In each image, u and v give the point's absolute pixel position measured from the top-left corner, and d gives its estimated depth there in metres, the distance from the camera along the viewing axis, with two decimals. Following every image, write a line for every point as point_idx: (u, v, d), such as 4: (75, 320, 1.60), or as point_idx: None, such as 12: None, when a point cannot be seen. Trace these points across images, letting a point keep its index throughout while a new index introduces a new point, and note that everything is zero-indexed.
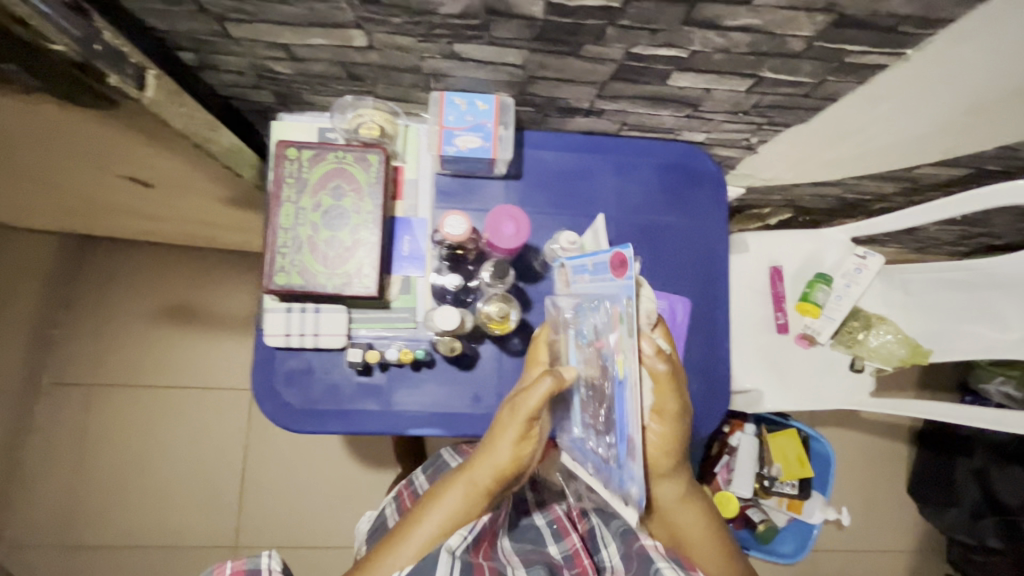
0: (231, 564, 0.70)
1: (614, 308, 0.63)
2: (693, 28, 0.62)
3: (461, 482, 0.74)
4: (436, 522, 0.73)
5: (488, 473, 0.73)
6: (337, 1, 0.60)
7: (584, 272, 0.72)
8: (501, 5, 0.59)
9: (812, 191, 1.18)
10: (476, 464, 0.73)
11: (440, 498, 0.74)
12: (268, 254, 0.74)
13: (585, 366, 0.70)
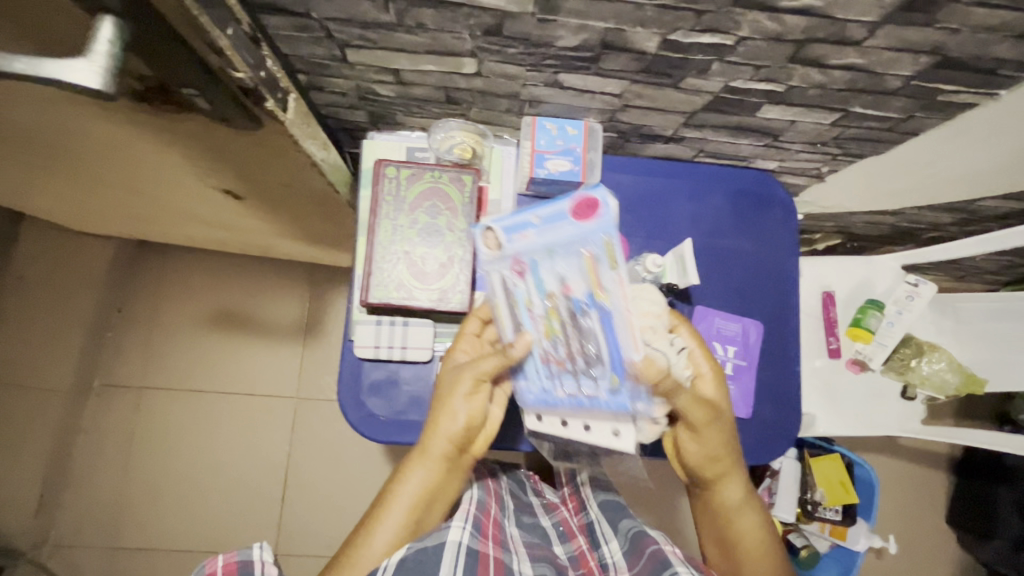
0: (222, 558, 0.63)
1: (591, 246, 0.59)
2: (797, 66, 0.65)
3: (420, 458, 0.74)
4: (405, 504, 0.72)
5: (442, 440, 0.73)
6: (460, 32, 0.63)
7: (527, 227, 0.63)
8: (618, 40, 0.62)
9: (867, 219, 1.20)
10: (431, 436, 0.73)
11: (403, 480, 0.74)
12: (368, 269, 0.77)
13: (547, 321, 0.66)
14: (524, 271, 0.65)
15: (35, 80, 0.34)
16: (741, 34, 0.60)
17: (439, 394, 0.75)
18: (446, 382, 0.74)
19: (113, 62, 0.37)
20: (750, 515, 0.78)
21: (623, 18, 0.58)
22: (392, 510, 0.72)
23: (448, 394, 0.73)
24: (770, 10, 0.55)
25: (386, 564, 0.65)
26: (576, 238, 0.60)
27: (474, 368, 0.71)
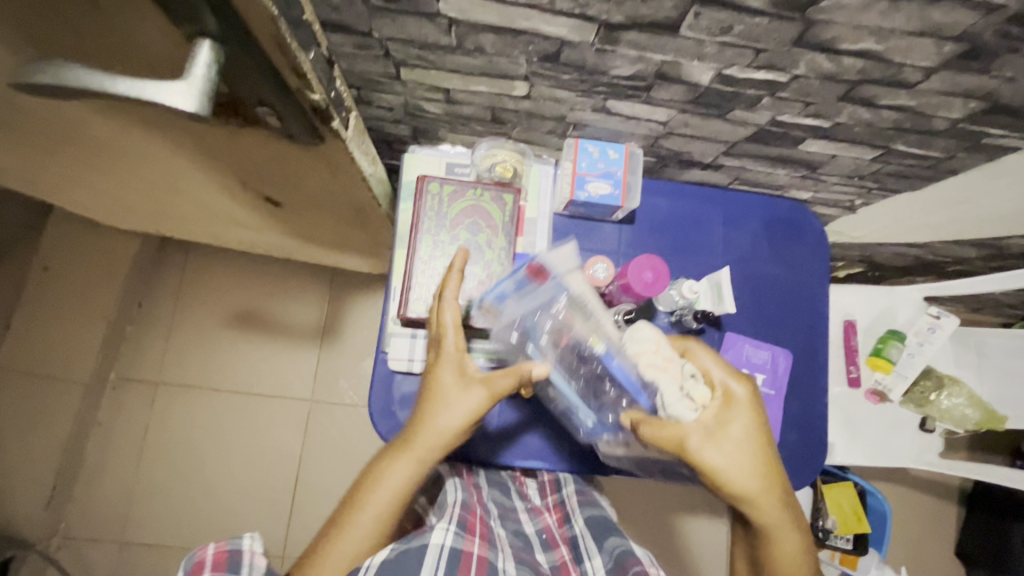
0: (213, 548, 0.57)
1: (562, 307, 0.73)
2: (847, 104, 0.65)
3: (402, 459, 0.68)
4: (381, 506, 0.66)
5: (434, 447, 0.69)
6: (517, 57, 0.64)
7: (506, 295, 0.75)
8: (674, 71, 0.63)
9: (892, 250, 1.21)
10: (419, 437, 0.68)
11: (381, 479, 0.67)
12: (408, 284, 0.79)
13: (561, 360, 0.75)
14: (523, 333, 0.76)
15: (138, 102, 0.35)
16: (797, 72, 0.60)
17: (433, 394, 0.70)
18: (447, 385, 0.69)
19: (208, 85, 0.38)
20: (795, 533, 0.69)
21: (681, 52, 0.59)
22: (366, 513, 0.66)
23: (450, 399, 0.69)
24: (830, 51, 0.56)
25: (369, 562, 0.62)
26: (546, 294, 0.73)
27: (491, 385, 0.69)
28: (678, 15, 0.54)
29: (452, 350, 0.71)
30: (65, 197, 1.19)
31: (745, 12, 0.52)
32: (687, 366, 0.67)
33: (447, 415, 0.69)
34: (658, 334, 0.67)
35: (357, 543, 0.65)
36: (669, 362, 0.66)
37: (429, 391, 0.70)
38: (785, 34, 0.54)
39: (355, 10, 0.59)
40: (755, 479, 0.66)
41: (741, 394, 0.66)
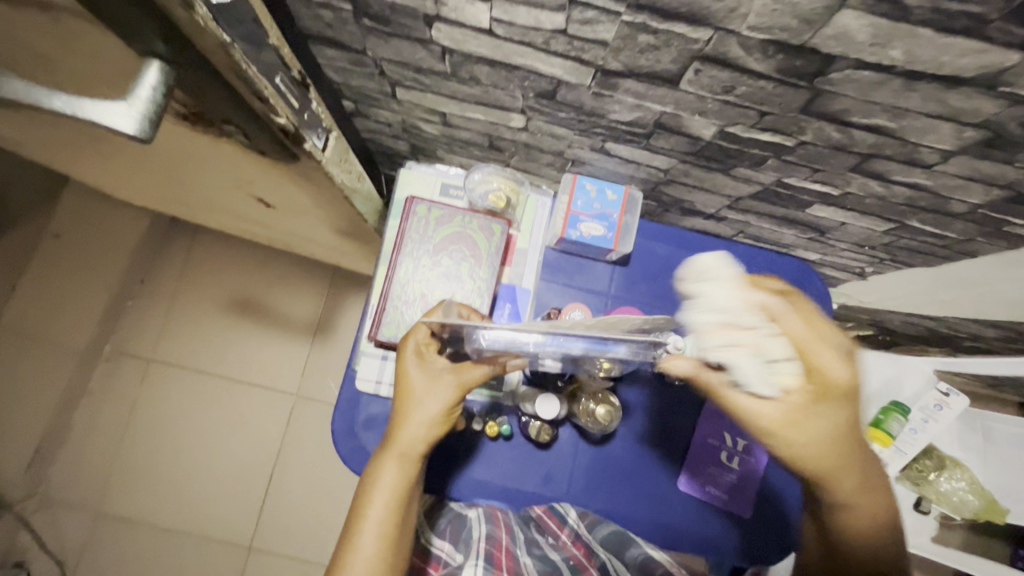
0: None
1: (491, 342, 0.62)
2: (857, 176, 0.61)
3: (392, 462, 0.65)
4: (381, 512, 0.62)
5: (420, 440, 0.65)
6: (512, 90, 0.62)
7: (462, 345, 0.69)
8: (673, 122, 0.60)
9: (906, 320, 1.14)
10: (401, 434, 0.65)
11: (375, 487, 0.63)
12: (383, 306, 0.77)
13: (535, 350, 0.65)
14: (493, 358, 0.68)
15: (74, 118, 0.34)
16: (804, 137, 0.56)
17: (403, 393, 0.67)
18: (413, 379, 0.66)
19: (154, 109, 0.36)
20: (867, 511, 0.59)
21: (683, 105, 0.56)
22: (368, 522, 0.62)
23: (417, 390, 0.66)
24: (839, 123, 0.52)
25: None
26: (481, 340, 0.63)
27: (460, 377, 0.67)
28: (678, 69, 0.50)
29: (409, 346, 0.67)
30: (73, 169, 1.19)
31: (748, 74, 0.49)
32: (779, 339, 0.51)
33: (422, 406, 0.66)
34: (739, 298, 0.51)
35: (366, 557, 0.60)
36: (755, 330, 0.50)
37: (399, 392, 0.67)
38: (792, 99, 0.51)
39: (348, 29, 0.57)
40: (828, 462, 0.55)
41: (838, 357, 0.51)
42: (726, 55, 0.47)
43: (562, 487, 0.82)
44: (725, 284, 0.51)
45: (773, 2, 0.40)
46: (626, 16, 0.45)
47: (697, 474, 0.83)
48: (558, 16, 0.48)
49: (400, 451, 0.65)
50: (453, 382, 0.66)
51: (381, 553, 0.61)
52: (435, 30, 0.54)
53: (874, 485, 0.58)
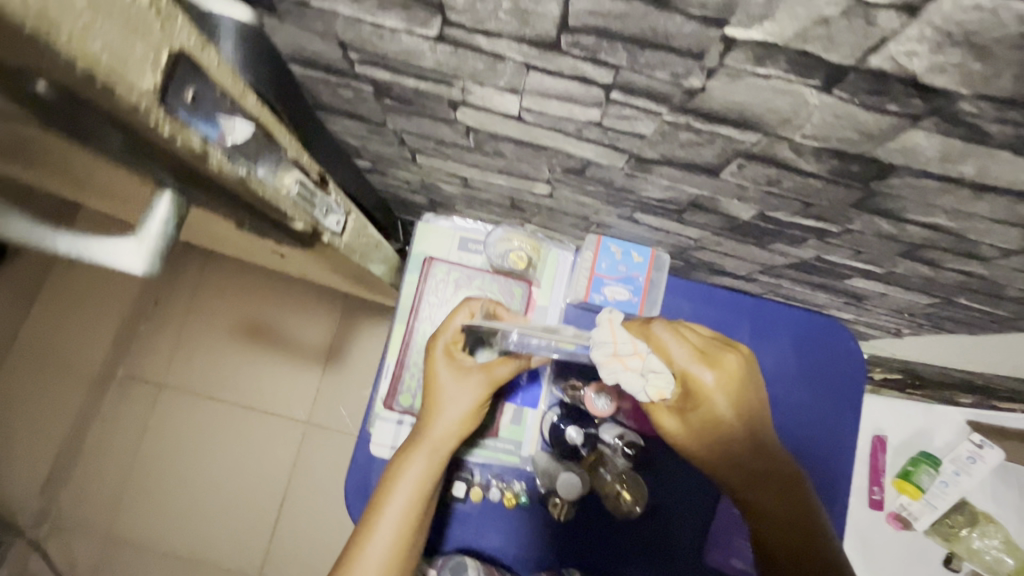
0: None
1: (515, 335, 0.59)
2: (905, 260, 0.58)
3: (420, 456, 0.63)
4: (404, 502, 0.60)
5: (452, 437, 0.64)
6: (538, 164, 0.59)
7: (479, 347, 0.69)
8: (708, 203, 0.57)
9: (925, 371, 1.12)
10: (431, 430, 0.64)
11: (401, 477, 0.61)
12: (400, 372, 0.78)
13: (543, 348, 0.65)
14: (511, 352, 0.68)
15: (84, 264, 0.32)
16: (851, 225, 0.53)
17: (432, 388, 0.65)
18: (444, 376, 0.65)
19: (166, 240, 0.33)
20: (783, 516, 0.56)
21: (722, 190, 0.52)
22: (388, 512, 0.59)
23: (451, 384, 0.65)
24: (893, 218, 0.49)
25: None
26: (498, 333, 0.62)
27: (490, 373, 0.66)
28: (719, 162, 0.47)
29: (439, 344, 0.66)
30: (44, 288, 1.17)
31: (797, 173, 0.45)
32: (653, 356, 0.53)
33: (452, 402, 0.64)
34: (618, 325, 0.52)
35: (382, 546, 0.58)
36: (636, 359, 0.51)
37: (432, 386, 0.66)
38: (843, 196, 0.47)
39: (369, 106, 0.54)
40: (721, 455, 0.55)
41: (715, 355, 0.55)
42: (774, 155, 0.43)
43: (580, 558, 0.77)
44: (605, 318, 0.52)
45: (834, 118, 0.36)
46: (667, 115, 0.42)
47: (719, 546, 0.77)
48: (592, 110, 0.44)
49: (430, 446, 0.64)
50: (484, 379, 0.65)
51: (397, 547, 0.59)
52: (460, 112, 0.51)
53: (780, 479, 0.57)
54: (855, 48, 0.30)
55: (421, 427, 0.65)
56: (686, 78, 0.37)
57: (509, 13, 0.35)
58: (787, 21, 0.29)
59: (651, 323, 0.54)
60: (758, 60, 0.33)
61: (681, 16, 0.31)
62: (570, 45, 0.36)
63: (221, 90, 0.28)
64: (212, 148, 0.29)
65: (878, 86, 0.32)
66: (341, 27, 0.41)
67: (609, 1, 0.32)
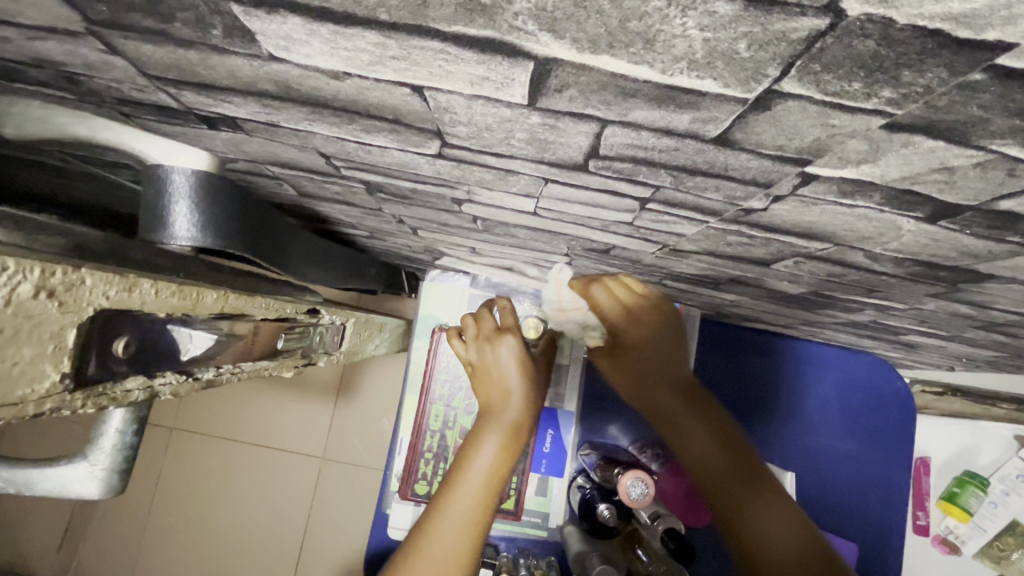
0: None
1: None
2: (980, 329, 0.50)
3: (494, 432, 0.55)
4: (486, 471, 0.52)
5: (526, 409, 0.57)
6: (556, 243, 0.52)
7: None
8: (752, 280, 0.50)
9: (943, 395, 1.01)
10: (504, 408, 0.56)
11: (477, 450, 0.54)
12: (414, 458, 0.72)
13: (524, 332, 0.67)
14: None
15: (34, 498, 0.27)
16: (919, 306, 0.46)
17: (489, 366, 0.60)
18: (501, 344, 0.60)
19: (126, 453, 0.28)
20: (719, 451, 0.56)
21: (771, 274, 0.46)
22: (469, 482, 0.51)
23: (510, 355, 0.59)
24: (976, 305, 0.41)
25: None
26: None
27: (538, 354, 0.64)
28: (772, 258, 0.40)
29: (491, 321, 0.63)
30: (18, 454, 1.09)
31: (866, 271, 0.38)
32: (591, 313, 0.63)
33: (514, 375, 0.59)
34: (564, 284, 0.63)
35: (462, 523, 0.49)
36: (578, 312, 0.64)
37: (483, 368, 0.60)
38: (919, 289, 0.40)
39: (361, 197, 0.48)
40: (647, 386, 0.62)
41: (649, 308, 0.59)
42: (842, 259, 0.37)
43: None
44: (554, 278, 0.62)
45: (931, 240, 0.30)
46: (714, 224, 0.35)
47: None
48: (624, 214, 0.38)
49: (503, 422, 0.56)
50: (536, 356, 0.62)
51: (476, 525, 0.50)
52: (465, 207, 0.44)
53: (712, 421, 0.58)
54: (980, 194, 0.23)
55: (489, 405, 0.58)
56: (746, 201, 0.30)
57: (524, 141, 0.28)
58: (894, 166, 0.22)
59: (591, 283, 0.60)
60: (843, 193, 0.26)
61: (750, 154, 0.24)
62: (600, 167, 0.29)
63: (166, 314, 0.22)
64: (164, 380, 0.23)
65: (998, 223, 0.26)
66: (321, 143, 0.34)
67: (654, 137, 0.25)
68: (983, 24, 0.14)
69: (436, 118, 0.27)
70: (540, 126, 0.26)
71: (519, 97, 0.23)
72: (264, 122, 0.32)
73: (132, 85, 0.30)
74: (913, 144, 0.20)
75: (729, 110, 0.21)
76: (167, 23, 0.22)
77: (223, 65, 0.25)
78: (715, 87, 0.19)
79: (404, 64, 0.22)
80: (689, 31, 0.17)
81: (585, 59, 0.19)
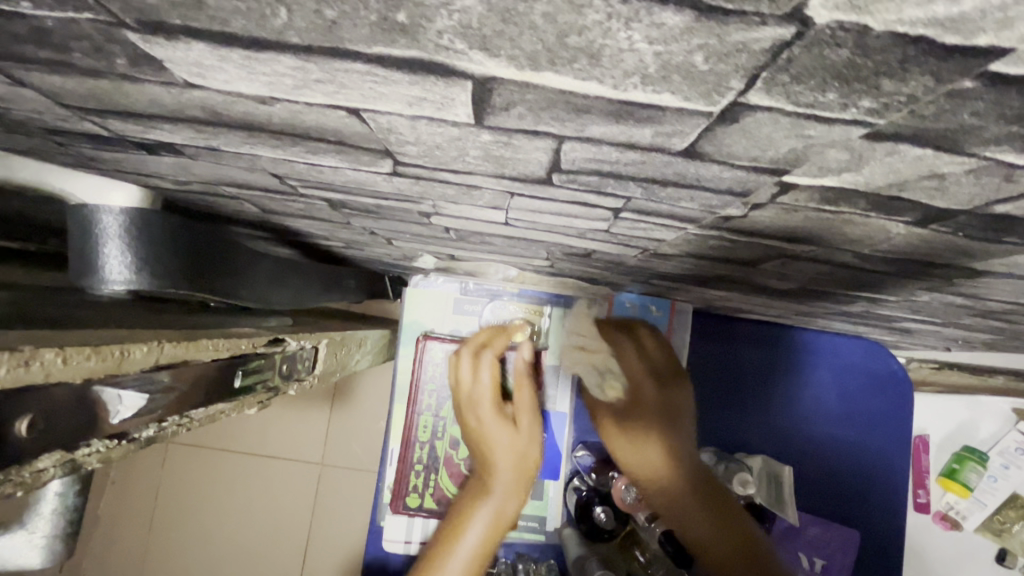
0: None
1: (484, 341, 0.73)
2: (977, 317, 0.49)
3: (482, 510, 0.53)
4: (468, 556, 0.50)
5: (517, 490, 0.55)
6: (534, 250, 0.50)
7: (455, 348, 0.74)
8: (739, 278, 0.47)
9: (941, 369, 0.97)
10: (495, 480, 0.55)
11: (462, 534, 0.52)
12: (404, 471, 0.71)
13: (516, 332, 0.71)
14: None
15: None
16: (912, 299, 0.44)
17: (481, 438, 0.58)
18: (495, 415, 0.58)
19: None
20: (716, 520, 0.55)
21: (758, 273, 0.44)
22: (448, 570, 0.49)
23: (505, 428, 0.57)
24: (973, 297, 0.40)
25: None
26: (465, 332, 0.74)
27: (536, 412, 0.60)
28: (757, 259, 0.38)
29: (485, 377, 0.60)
30: None
31: (855, 269, 0.36)
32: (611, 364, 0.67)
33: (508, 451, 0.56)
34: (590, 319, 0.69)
35: None
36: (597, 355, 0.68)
37: (477, 433, 0.58)
38: (911, 284, 0.38)
39: (325, 212, 0.46)
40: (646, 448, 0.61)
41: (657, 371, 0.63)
42: (829, 258, 0.35)
43: None
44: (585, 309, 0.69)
45: (922, 241, 0.28)
46: (693, 230, 0.33)
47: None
48: (599, 223, 0.35)
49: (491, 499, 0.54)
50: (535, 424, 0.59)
51: None
52: (434, 219, 0.42)
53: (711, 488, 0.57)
54: (975, 198, 0.21)
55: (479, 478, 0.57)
56: (723, 208, 0.28)
57: (480, 158, 0.26)
58: (878, 174, 0.20)
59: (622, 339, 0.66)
60: (827, 201, 0.24)
61: (720, 165, 0.22)
62: (565, 181, 0.27)
63: (82, 379, 0.20)
64: (88, 450, 0.21)
65: (994, 226, 0.24)
66: (269, 165, 0.32)
67: (617, 151, 0.22)
68: (973, 29, 0.12)
69: (381, 138, 0.25)
70: (493, 144, 0.23)
71: (463, 116, 0.21)
72: (204, 147, 0.30)
73: (54, 115, 0.28)
74: (898, 153, 0.18)
75: (694, 124, 0.19)
76: (65, 54, 0.20)
77: (139, 93, 0.23)
78: (675, 101, 0.17)
79: (332, 87, 0.20)
80: (636, 45, 0.15)
81: (527, 77, 0.17)
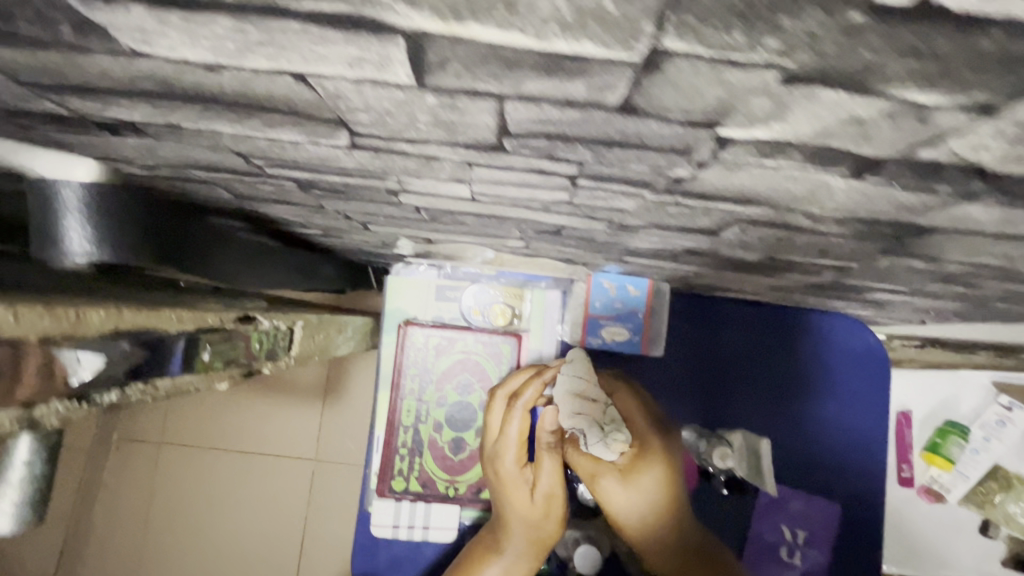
0: None
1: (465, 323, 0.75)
2: (940, 282, 0.50)
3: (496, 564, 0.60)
4: None
5: (529, 544, 0.61)
6: (505, 228, 0.50)
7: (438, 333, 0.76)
8: (707, 250, 0.48)
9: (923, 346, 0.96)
10: (510, 539, 0.60)
11: None
12: (389, 455, 0.72)
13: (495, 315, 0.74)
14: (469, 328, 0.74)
15: None
16: (875, 264, 0.45)
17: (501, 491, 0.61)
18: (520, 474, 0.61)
19: (39, 480, 0.27)
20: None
21: (723, 243, 0.45)
22: None
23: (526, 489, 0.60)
24: (930, 259, 0.41)
25: None
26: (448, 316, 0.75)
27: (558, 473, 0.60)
28: (718, 226, 0.39)
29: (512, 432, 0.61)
30: None
31: (812, 233, 0.37)
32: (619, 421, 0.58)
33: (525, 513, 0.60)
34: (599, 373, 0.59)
35: None
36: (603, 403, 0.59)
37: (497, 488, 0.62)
38: (869, 247, 0.39)
39: (297, 196, 0.46)
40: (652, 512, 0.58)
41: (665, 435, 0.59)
42: (784, 222, 0.35)
43: None
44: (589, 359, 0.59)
45: (865, 196, 0.29)
46: (650, 196, 0.34)
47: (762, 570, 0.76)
48: (560, 194, 0.36)
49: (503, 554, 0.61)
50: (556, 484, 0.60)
51: None
52: (403, 197, 0.42)
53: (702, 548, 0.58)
54: (898, 143, 0.22)
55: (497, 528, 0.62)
56: (671, 169, 0.28)
57: (431, 125, 0.26)
58: (804, 122, 0.21)
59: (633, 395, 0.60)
60: (765, 154, 0.25)
61: (657, 120, 0.23)
62: (517, 146, 0.28)
63: (40, 337, 0.21)
64: (46, 409, 0.22)
65: (925, 174, 0.25)
66: (231, 142, 0.33)
67: (558, 110, 0.23)
68: None
69: (332, 106, 0.25)
70: (440, 107, 0.24)
71: (404, 76, 0.21)
72: (165, 124, 0.31)
73: (12, 95, 0.28)
74: (815, 97, 0.19)
75: (622, 75, 0.20)
76: (13, 24, 0.21)
77: (91, 65, 0.24)
78: (597, 50, 0.18)
79: (273, 49, 0.20)
80: None
81: (455, 31, 0.18)
